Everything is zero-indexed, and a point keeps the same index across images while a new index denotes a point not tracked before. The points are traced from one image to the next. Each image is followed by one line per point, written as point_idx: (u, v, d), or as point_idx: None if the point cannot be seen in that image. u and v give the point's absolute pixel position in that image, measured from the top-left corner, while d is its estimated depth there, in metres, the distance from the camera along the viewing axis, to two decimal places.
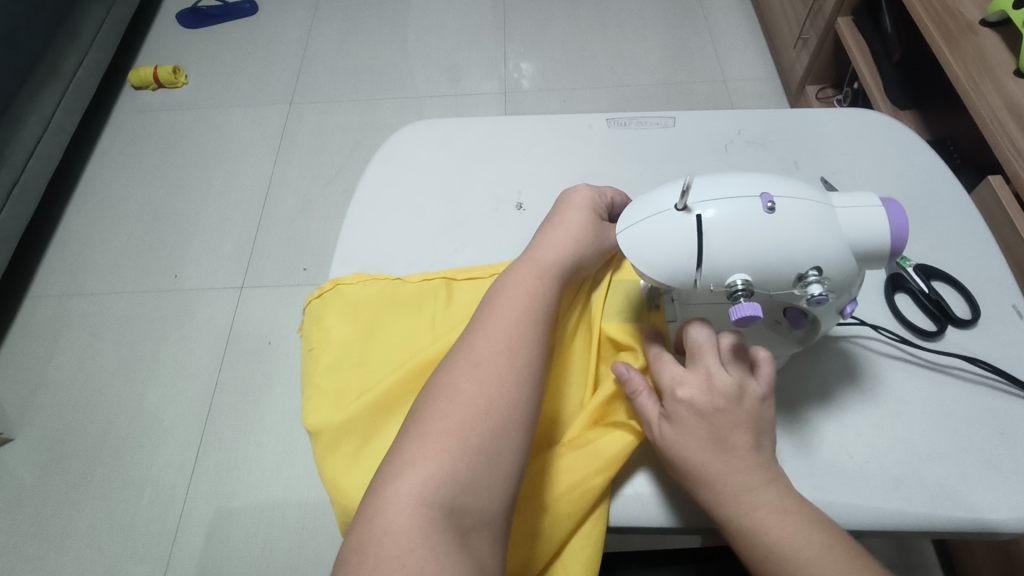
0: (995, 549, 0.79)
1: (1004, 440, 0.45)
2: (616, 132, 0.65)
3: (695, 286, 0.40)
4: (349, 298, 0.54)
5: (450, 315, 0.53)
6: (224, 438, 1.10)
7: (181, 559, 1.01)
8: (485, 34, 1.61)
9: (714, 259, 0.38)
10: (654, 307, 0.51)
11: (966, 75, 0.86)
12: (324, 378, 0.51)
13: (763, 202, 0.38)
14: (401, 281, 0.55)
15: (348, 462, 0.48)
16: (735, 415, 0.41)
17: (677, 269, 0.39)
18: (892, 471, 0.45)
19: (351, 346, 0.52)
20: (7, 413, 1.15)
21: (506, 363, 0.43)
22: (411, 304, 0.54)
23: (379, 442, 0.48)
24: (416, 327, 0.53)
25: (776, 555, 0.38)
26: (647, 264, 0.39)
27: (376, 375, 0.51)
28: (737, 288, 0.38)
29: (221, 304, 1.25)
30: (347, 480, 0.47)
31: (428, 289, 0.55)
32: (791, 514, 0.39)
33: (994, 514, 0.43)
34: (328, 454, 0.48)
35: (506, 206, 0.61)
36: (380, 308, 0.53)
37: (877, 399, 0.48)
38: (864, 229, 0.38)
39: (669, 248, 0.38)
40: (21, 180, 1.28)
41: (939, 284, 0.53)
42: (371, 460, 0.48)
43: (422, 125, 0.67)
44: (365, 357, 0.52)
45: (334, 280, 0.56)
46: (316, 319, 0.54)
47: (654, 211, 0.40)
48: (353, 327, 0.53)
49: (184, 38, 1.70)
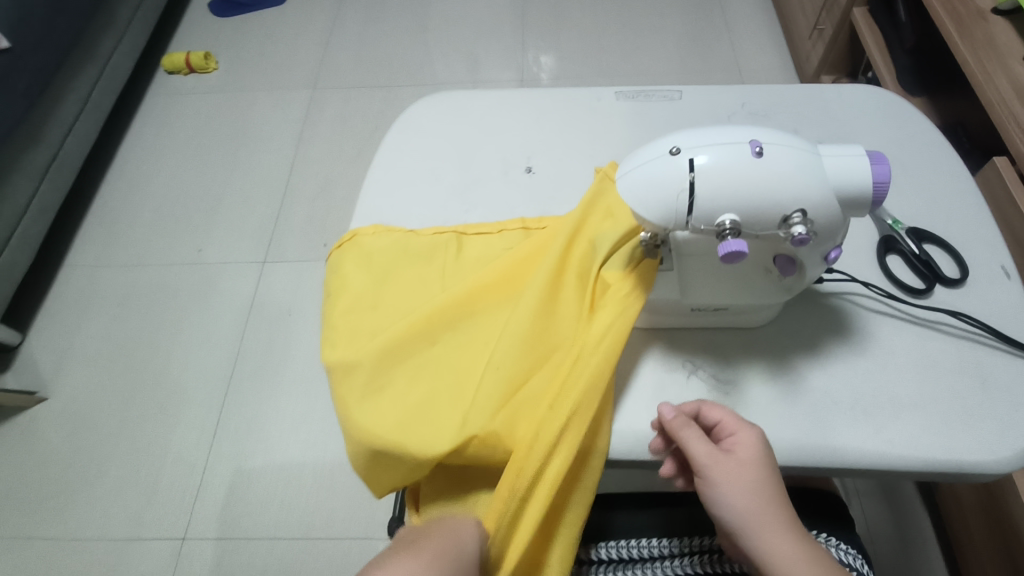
0: (989, 521, 0.81)
1: (985, 389, 0.47)
2: (624, 104, 0.67)
3: (687, 226, 0.42)
4: (366, 248, 0.58)
5: (460, 264, 0.57)
6: (244, 404, 1.15)
7: (201, 517, 1.05)
8: (505, 24, 1.65)
9: (704, 200, 0.41)
10: (651, 256, 0.50)
11: (974, 59, 0.88)
12: (339, 318, 0.55)
13: (751, 147, 0.40)
14: (415, 234, 0.59)
15: (356, 390, 0.51)
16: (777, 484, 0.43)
17: (669, 210, 0.42)
18: (873, 416, 0.47)
19: (365, 290, 0.56)
20: (42, 374, 1.22)
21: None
22: (423, 255, 0.58)
23: (387, 376, 0.51)
24: (428, 275, 0.57)
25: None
26: (642, 205, 0.42)
27: (388, 316, 0.54)
28: (725, 228, 0.41)
29: (244, 278, 1.30)
30: (355, 409, 0.50)
31: (440, 241, 0.59)
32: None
33: (970, 457, 0.45)
34: (339, 384, 0.51)
35: (516, 170, 0.64)
36: (395, 258, 0.58)
37: (863, 351, 0.50)
38: (849, 175, 0.40)
39: (662, 191, 0.41)
40: (59, 156, 1.34)
41: (931, 247, 0.55)
42: (378, 393, 0.51)
43: (439, 97, 0.71)
44: (379, 301, 0.55)
45: (352, 232, 0.60)
46: (337, 268, 0.58)
47: (651, 157, 0.43)
48: (368, 275, 0.57)
49: (215, 26, 1.76)
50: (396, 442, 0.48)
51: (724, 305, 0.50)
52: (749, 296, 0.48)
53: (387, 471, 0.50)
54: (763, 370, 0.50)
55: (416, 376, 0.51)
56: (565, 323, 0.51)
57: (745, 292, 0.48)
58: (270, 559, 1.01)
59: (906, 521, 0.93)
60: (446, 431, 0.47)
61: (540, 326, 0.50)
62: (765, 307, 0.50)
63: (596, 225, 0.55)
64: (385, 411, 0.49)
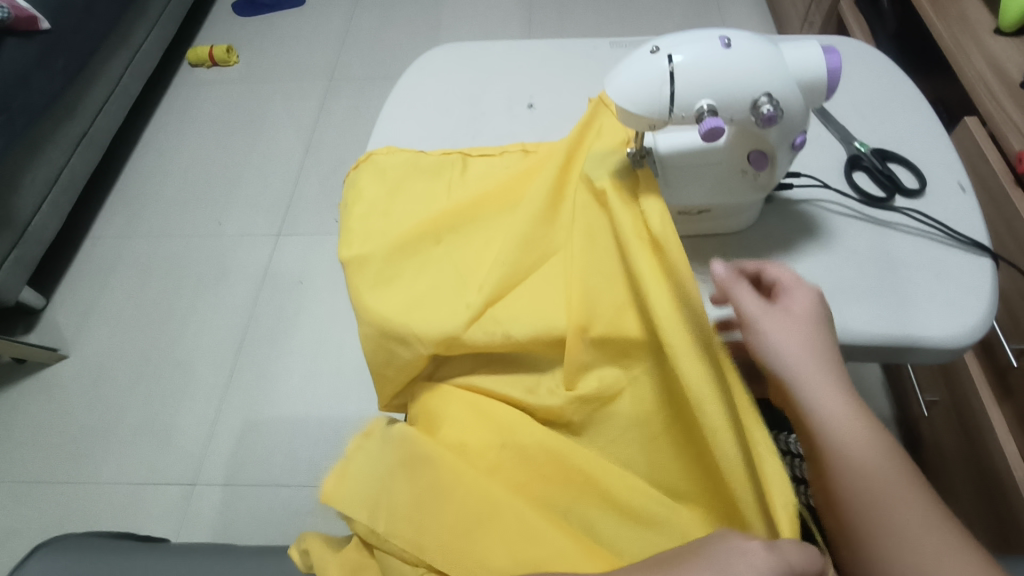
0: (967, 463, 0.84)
1: (938, 278, 0.52)
2: (619, 52, 0.74)
3: (669, 117, 0.46)
4: (380, 165, 0.65)
5: (465, 179, 0.64)
6: (256, 363, 1.20)
7: (212, 465, 1.09)
8: (513, 22, 1.73)
9: (683, 87, 0.45)
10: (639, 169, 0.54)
11: (948, 33, 0.94)
12: (355, 221, 0.61)
13: (721, 40, 0.45)
14: (423, 155, 0.66)
15: (366, 278, 0.57)
16: (828, 339, 0.45)
17: (652, 100, 0.45)
18: (837, 299, 0.52)
19: (379, 200, 0.63)
20: (64, 334, 1.28)
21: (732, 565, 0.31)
22: (432, 172, 0.65)
23: (395, 268, 0.58)
24: (435, 188, 0.63)
25: (843, 459, 0.41)
26: (627, 98, 0.46)
27: (398, 221, 0.61)
28: (704, 110, 0.45)
29: (259, 249, 1.36)
30: (365, 293, 0.56)
31: (446, 161, 0.65)
32: (865, 424, 0.42)
33: (923, 333, 0.50)
34: (353, 274, 0.58)
35: (519, 106, 0.70)
36: (406, 173, 0.64)
37: (830, 247, 0.55)
38: (804, 65, 0.46)
39: (645, 82, 0.45)
40: (90, 132, 1.42)
41: (894, 166, 0.60)
42: (386, 282, 0.57)
43: (449, 46, 0.78)
44: (391, 210, 0.62)
45: (368, 153, 0.67)
46: (355, 184, 0.65)
47: (633, 57, 0.47)
48: (382, 187, 0.64)
49: (238, 23, 1.86)
50: (401, 322, 0.53)
51: (708, 206, 0.55)
52: (727, 197, 0.54)
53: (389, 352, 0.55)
54: None
55: (423, 272, 0.57)
56: (562, 227, 0.55)
57: (723, 194, 0.53)
58: (275, 505, 1.04)
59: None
60: (448, 314, 0.53)
61: (536, 226, 0.55)
62: (743, 209, 0.55)
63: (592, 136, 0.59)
64: (394, 297, 0.55)
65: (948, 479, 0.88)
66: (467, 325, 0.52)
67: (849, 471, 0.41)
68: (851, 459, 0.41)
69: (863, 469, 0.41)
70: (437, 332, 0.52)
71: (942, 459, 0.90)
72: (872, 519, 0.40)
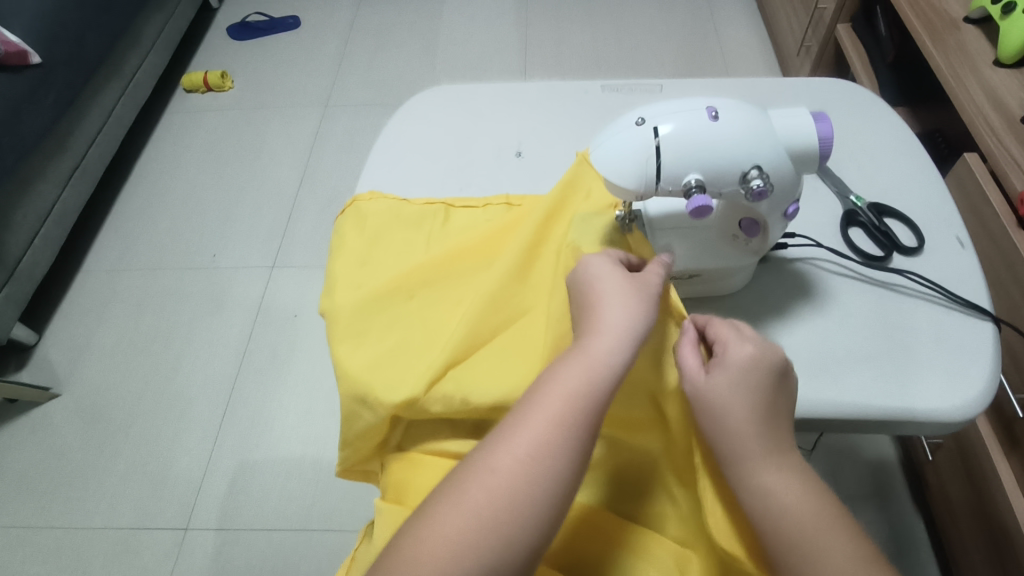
0: (973, 511, 0.83)
1: (937, 343, 0.51)
2: (609, 96, 0.72)
3: (656, 190, 0.45)
4: (363, 211, 0.65)
5: (444, 231, 0.63)
6: (249, 401, 1.18)
7: (203, 509, 1.08)
8: (509, 47, 1.73)
9: (670, 162, 0.43)
10: (628, 233, 0.53)
11: (947, 64, 0.92)
12: (337, 270, 0.61)
13: (708, 112, 0.43)
14: (407, 203, 0.65)
15: (343, 331, 0.57)
16: (779, 407, 0.43)
17: (639, 174, 0.44)
18: (833, 368, 0.50)
19: (360, 249, 0.62)
20: (57, 372, 1.26)
21: (637, 285, 0.46)
22: (413, 221, 0.64)
23: (370, 321, 0.57)
24: (413, 239, 0.62)
25: (777, 525, 0.39)
26: (613, 172, 0.44)
27: (378, 272, 0.60)
28: (691, 186, 0.43)
29: (253, 282, 1.35)
30: (341, 348, 0.56)
31: (429, 210, 0.64)
32: (805, 490, 0.40)
33: (923, 406, 0.48)
34: (331, 325, 0.57)
35: (508, 153, 0.69)
36: (387, 221, 0.64)
37: (825, 310, 0.53)
38: (796, 133, 0.44)
39: (631, 157, 0.44)
40: (82, 164, 1.41)
41: (891, 221, 0.58)
42: (359, 335, 0.56)
43: (437, 88, 0.76)
44: (369, 260, 0.61)
45: (352, 198, 0.67)
46: (337, 231, 0.65)
47: (618, 129, 0.45)
48: (363, 234, 0.63)
49: (233, 48, 1.85)
50: (363, 382, 0.53)
51: (697, 272, 0.52)
52: (721, 260, 0.51)
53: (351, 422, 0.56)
54: None
55: (391, 328, 0.56)
56: (533, 293, 0.55)
57: (715, 257, 0.51)
58: (268, 551, 1.03)
59: (899, 515, 0.96)
60: (411, 378, 0.52)
61: (506, 290, 0.55)
62: (734, 273, 0.53)
63: (579, 198, 0.58)
64: (361, 355, 0.55)
65: (958, 527, 0.87)
66: (428, 389, 0.51)
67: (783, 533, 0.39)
68: (780, 523, 0.39)
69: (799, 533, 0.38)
70: (397, 396, 0.51)
71: (948, 504, 0.89)
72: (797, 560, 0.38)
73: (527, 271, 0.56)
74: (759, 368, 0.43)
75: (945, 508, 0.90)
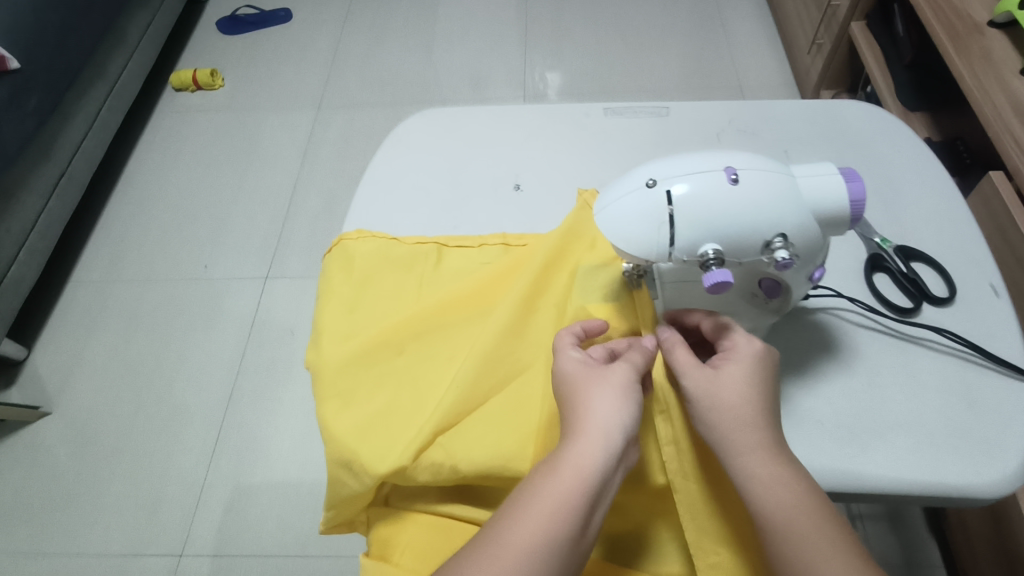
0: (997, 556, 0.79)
1: (972, 410, 0.47)
2: (613, 120, 0.68)
3: (669, 259, 0.40)
4: (350, 252, 0.61)
5: (437, 275, 0.59)
6: (244, 420, 1.15)
7: (199, 534, 1.06)
8: (509, 42, 1.66)
9: (685, 230, 0.39)
10: (637, 288, 0.50)
11: (970, 74, 0.86)
12: (325, 318, 0.57)
13: (727, 174, 0.39)
14: (397, 242, 0.61)
15: (330, 388, 0.53)
16: (768, 401, 0.43)
17: (650, 242, 0.40)
18: (859, 438, 0.46)
19: (349, 294, 0.58)
20: (47, 389, 1.23)
21: (617, 383, 0.44)
22: (403, 263, 0.60)
23: (358, 377, 0.53)
24: (404, 284, 0.59)
25: (770, 525, 0.38)
26: (622, 240, 0.40)
27: (367, 321, 0.56)
28: (709, 258, 0.39)
29: (246, 294, 1.31)
30: (328, 409, 0.52)
31: (420, 251, 0.60)
32: (798, 483, 0.39)
33: (959, 482, 0.44)
34: (318, 381, 0.54)
35: (505, 186, 0.65)
36: (377, 263, 0.60)
37: (850, 369, 0.49)
38: (824, 197, 0.40)
39: (641, 224, 0.39)
40: (68, 172, 1.36)
41: (919, 265, 0.54)
42: (347, 393, 0.53)
43: (429, 113, 0.72)
44: (358, 306, 0.58)
45: (339, 237, 0.63)
46: (324, 273, 0.61)
47: (627, 191, 0.41)
48: (352, 278, 0.59)
49: (222, 44, 1.79)
50: (348, 448, 0.49)
51: None
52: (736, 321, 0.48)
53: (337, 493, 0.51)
54: None
55: (379, 386, 0.53)
56: (530, 348, 0.51)
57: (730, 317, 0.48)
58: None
59: (915, 546, 0.92)
60: (400, 445, 0.48)
61: (501, 345, 0.51)
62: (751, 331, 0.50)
63: (584, 248, 0.54)
64: (346, 417, 0.51)
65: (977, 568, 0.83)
66: (415, 458, 0.47)
67: (777, 537, 0.38)
68: (778, 523, 0.38)
69: (794, 534, 0.37)
70: (383, 467, 0.47)
71: (970, 545, 0.85)
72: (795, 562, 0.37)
73: (524, 324, 0.52)
74: (750, 367, 0.43)
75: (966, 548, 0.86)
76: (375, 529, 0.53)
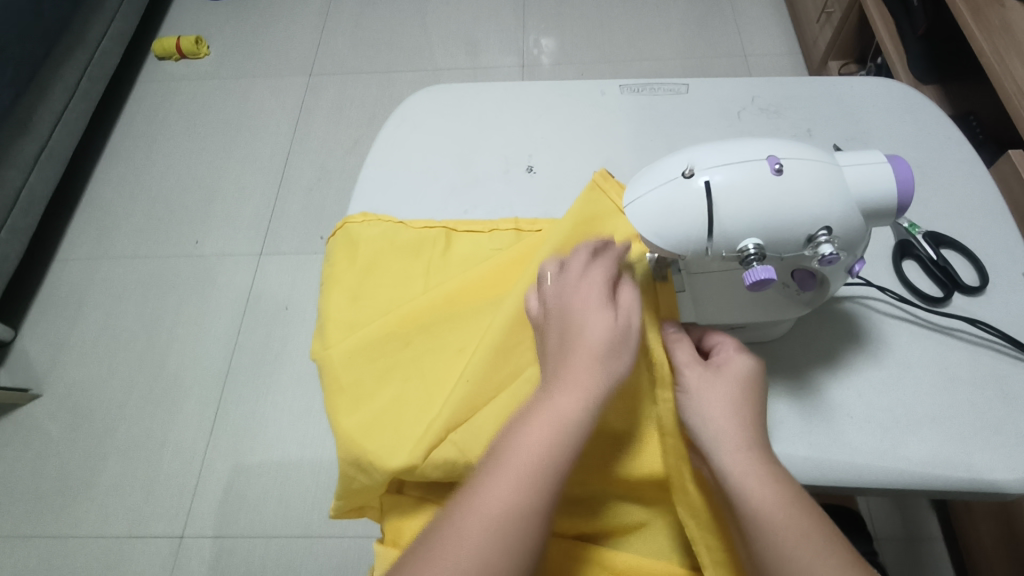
0: (1010, 563, 0.78)
1: (1004, 403, 0.46)
2: (629, 98, 0.65)
3: (707, 252, 0.39)
4: (354, 236, 0.58)
5: (446, 262, 0.57)
6: (242, 400, 1.13)
7: (200, 514, 1.05)
8: (504, 7, 1.60)
9: (725, 223, 0.37)
10: (661, 279, 0.47)
11: (991, 48, 0.83)
12: (330, 308, 0.55)
13: (771, 164, 0.37)
14: (404, 226, 0.59)
15: (339, 382, 0.51)
16: (756, 410, 0.42)
17: (688, 235, 0.38)
18: (887, 432, 0.45)
19: (352, 282, 0.56)
20: (36, 370, 1.20)
21: (611, 346, 0.41)
22: (409, 249, 0.57)
23: (365, 370, 0.51)
24: (411, 272, 0.56)
25: (755, 522, 0.37)
26: (657, 232, 0.38)
27: (374, 310, 0.54)
28: (749, 253, 0.37)
29: (240, 271, 1.28)
30: (340, 407, 0.49)
31: (427, 236, 0.58)
32: (779, 489, 0.38)
33: (993, 476, 0.43)
34: (327, 374, 0.52)
35: (517, 169, 0.62)
36: (381, 249, 0.57)
37: (879, 361, 0.48)
38: (871, 186, 0.38)
39: (678, 216, 0.38)
40: (48, 147, 1.30)
41: (948, 251, 0.53)
42: (357, 388, 0.50)
43: (434, 90, 0.69)
44: (365, 295, 0.55)
45: (343, 220, 0.60)
46: (328, 259, 0.59)
47: (661, 180, 0.39)
48: (356, 265, 0.57)
49: (206, 9, 1.72)
50: (357, 445, 0.47)
51: (740, 324, 0.47)
52: (766, 312, 0.46)
53: (352, 492, 0.49)
54: (778, 386, 0.48)
55: (386, 379, 0.50)
56: None
57: (760, 306, 0.46)
58: (268, 558, 1.00)
59: (921, 539, 0.89)
60: (410, 441, 0.46)
61: (514, 336, 0.48)
62: (781, 322, 0.48)
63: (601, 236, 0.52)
64: (357, 414, 0.49)
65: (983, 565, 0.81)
66: (425, 455, 0.45)
67: (759, 534, 0.37)
68: (766, 525, 0.37)
69: (775, 531, 0.37)
70: (393, 463, 0.45)
71: (979, 543, 0.83)
72: (779, 559, 0.36)
73: None
74: (756, 372, 0.43)
75: (975, 548, 0.84)
76: (388, 518, 0.51)
